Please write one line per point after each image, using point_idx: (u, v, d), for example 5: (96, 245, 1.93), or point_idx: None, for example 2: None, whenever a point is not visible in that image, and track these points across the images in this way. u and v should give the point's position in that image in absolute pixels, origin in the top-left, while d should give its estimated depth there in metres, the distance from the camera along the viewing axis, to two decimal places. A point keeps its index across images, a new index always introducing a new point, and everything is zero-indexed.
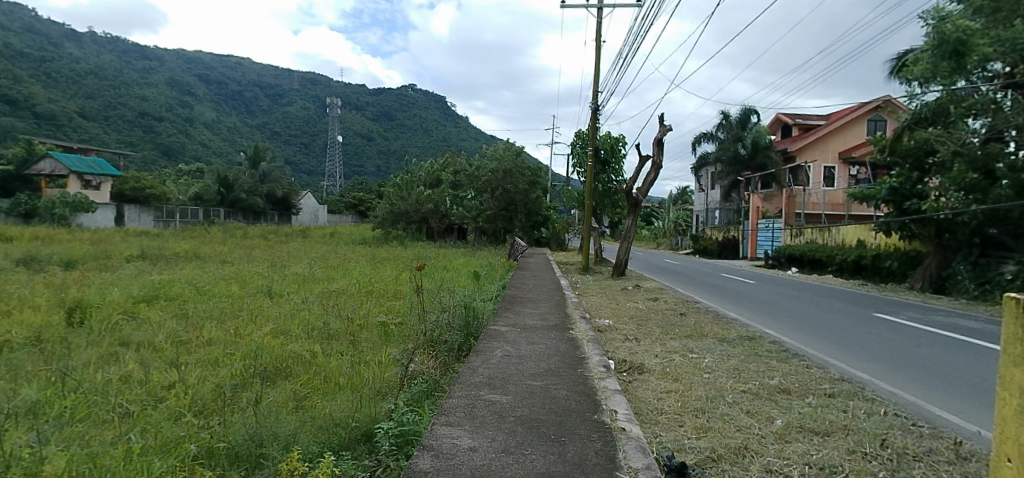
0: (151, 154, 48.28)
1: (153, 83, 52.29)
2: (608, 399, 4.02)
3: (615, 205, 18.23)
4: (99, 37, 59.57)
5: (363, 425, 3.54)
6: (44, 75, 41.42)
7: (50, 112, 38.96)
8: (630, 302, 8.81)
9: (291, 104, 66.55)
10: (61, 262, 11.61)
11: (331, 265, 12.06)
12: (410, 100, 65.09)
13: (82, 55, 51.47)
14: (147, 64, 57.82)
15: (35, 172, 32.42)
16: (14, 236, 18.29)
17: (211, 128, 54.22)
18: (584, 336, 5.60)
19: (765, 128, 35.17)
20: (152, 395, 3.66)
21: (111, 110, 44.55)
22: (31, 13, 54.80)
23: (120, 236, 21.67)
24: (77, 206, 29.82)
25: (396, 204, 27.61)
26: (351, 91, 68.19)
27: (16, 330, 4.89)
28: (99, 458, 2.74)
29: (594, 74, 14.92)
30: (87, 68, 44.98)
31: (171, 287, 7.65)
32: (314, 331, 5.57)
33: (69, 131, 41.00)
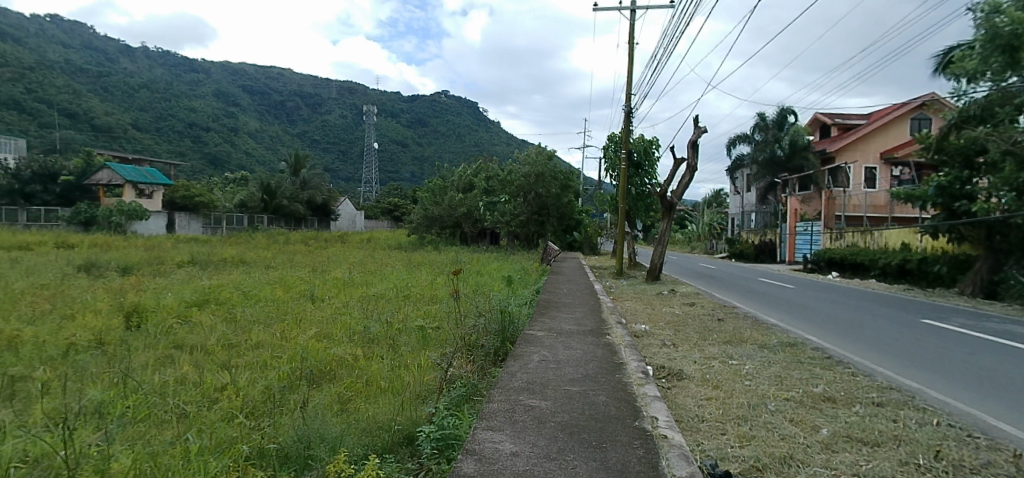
0: (199, 164, 50.59)
1: (200, 94, 55.05)
2: (648, 405, 3.98)
3: (649, 209, 18.08)
4: (150, 52, 63.20)
5: (406, 428, 3.59)
6: (101, 90, 45.41)
7: (107, 125, 42.65)
8: (667, 307, 8.71)
9: (329, 111, 67.52)
10: (118, 268, 12.04)
11: (369, 270, 12.13)
12: (442, 106, 65.44)
13: (135, 69, 54.48)
14: (195, 77, 60.52)
15: (93, 182, 34.10)
16: (75, 243, 19.20)
17: (256, 137, 56.17)
18: (621, 341, 5.53)
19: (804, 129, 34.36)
20: (207, 396, 3.79)
21: (163, 122, 47.83)
22: (89, 31, 58.79)
23: (172, 242, 22.47)
24: (132, 213, 30.85)
25: (430, 209, 28.06)
26: (385, 98, 69.42)
27: (80, 333, 5.09)
28: (161, 457, 2.90)
29: (627, 77, 14.79)
30: (140, 83, 48.64)
31: (220, 292, 7.86)
32: (356, 335, 5.67)
33: (123, 143, 43.66)
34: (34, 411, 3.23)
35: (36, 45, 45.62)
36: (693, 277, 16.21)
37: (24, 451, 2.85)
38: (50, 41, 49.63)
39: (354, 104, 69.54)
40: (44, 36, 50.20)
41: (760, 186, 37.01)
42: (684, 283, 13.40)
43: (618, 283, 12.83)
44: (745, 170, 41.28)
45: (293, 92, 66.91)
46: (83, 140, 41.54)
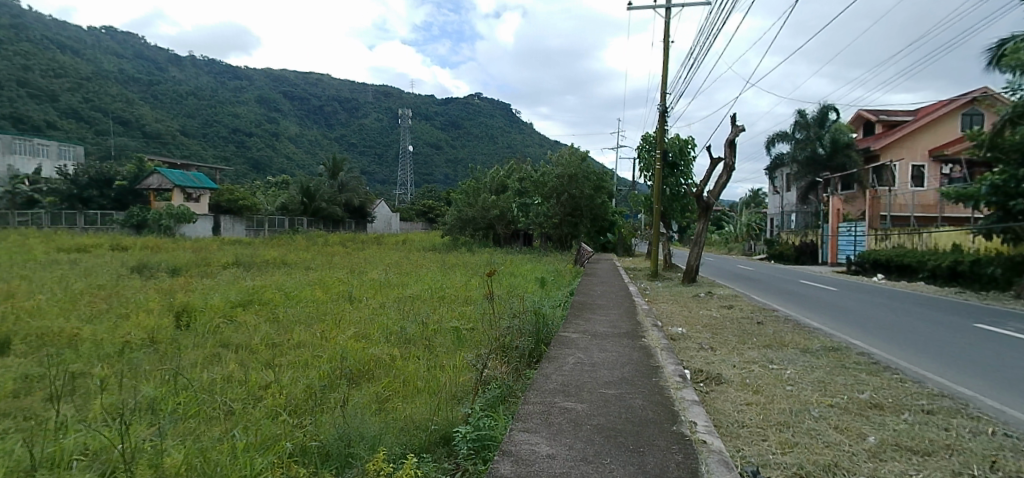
0: (242, 168, 52.59)
1: (244, 101, 57.60)
2: (686, 410, 3.91)
3: (685, 209, 17.80)
4: (198, 61, 66.78)
5: (442, 428, 3.62)
6: (151, 97, 49.40)
7: (157, 132, 45.67)
8: (704, 310, 8.57)
9: (365, 116, 68.90)
10: (168, 269, 12.57)
11: (404, 272, 12.31)
12: (475, 109, 65.98)
13: (183, 78, 57.81)
14: (239, 85, 63.35)
15: (144, 187, 35.35)
16: (128, 244, 20.24)
17: (295, 142, 58.12)
18: (658, 345, 5.45)
19: (847, 126, 33.33)
20: (252, 394, 3.90)
21: (209, 128, 50.38)
22: (144, 43, 62.91)
23: (216, 244, 23.21)
24: (181, 216, 31.98)
25: (463, 211, 28.26)
26: (419, 102, 70.78)
27: (134, 331, 5.32)
28: (210, 453, 3.00)
29: (662, 76, 14.54)
30: (188, 91, 52.31)
31: (263, 292, 8.09)
32: (392, 336, 5.75)
33: (172, 148, 46.07)
34: (94, 406, 3.39)
35: (95, 58, 50.92)
36: (731, 279, 15.89)
37: (84, 444, 2.99)
38: (108, 54, 54.75)
39: (390, 107, 71.57)
40: (102, 48, 55.27)
41: (801, 186, 35.83)
42: (722, 285, 13.14)
43: (653, 285, 12.68)
44: (785, 170, 40.06)
45: (331, 97, 68.87)
46: (135, 146, 44.18)
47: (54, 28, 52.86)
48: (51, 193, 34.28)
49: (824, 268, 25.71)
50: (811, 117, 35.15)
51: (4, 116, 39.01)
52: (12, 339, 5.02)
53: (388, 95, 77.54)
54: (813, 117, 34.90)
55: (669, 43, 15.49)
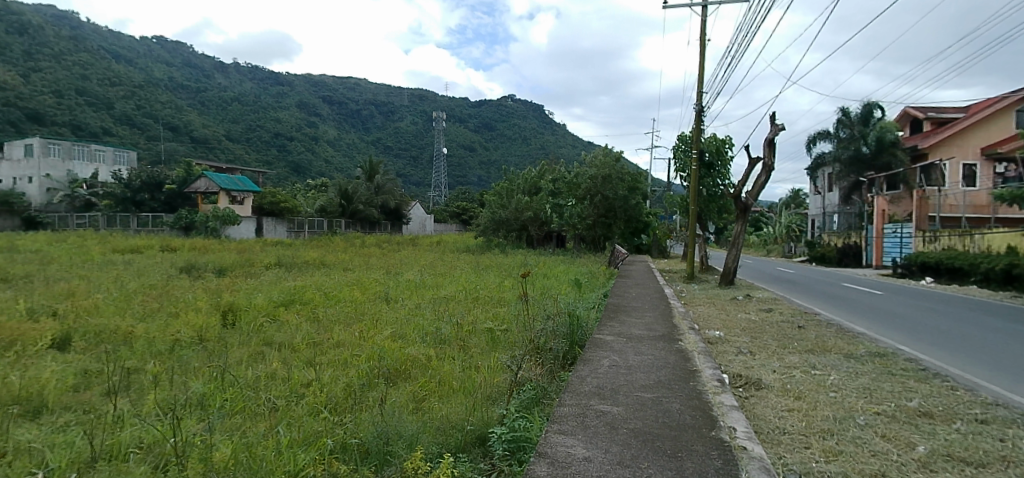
0: (284, 172, 54.35)
1: (286, 106, 60.00)
2: (725, 415, 3.82)
3: (722, 210, 17.42)
4: (242, 68, 70.08)
5: (478, 428, 3.63)
6: (198, 103, 52.68)
7: (204, 137, 48.02)
8: (742, 313, 8.37)
9: (402, 119, 70.47)
10: (215, 268, 13.09)
11: (438, 272, 12.71)
12: (508, 111, 66.90)
13: (228, 84, 61.98)
14: (281, 90, 65.87)
15: (193, 190, 36.27)
16: (181, 245, 21.24)
17: (334, 145, 59.68)
18: (695, 348, 5.35)
19: (893, 124, 31.94)
20: (294, 391, 4.00)
21: (252, 133, 52.63)
22: (193, 52, 66.59)
23: (261, 246, 24.00)
24: (227, 218, 32.41)
25: (497, 212, 28.15)
26: (453, 104, 72.03)
27: (184, 329, 5.53)
28: (256, 448, 3.10)
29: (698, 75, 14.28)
30: (234, 97, 55.56)
31: (304, 292, 8.31)
32: (428, 336, 5.82)
33: (217, 152, 48.14)
34: (147, 400, 3.54)
35: (147, 66, 55.03)
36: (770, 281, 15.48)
37: (140, 437, 3.12)
38: (158, 63, 58.45)
39: (424, 110, 73.07)
40: (153, 57, 59.30)
41: (843, 186, 34.54)
42: (761, 288, 12.83)
43: (690, 288, 12.48)
44: (827, 169, 38.78)
45: (368, 101, 70.84)
46: (183, 151, 46.48)
47: (112, 41, 56.97)
48: (108, 196, 35.98)
49: (867, 271, 24.77)
50: (855, 115, 33.73)
51: (64, 123, 41.83)
52: (74, 335, 5.29)
53: (423, 98, 78.93)
54: (857, 115, 33.47)
55: (706, 42, 15.18)
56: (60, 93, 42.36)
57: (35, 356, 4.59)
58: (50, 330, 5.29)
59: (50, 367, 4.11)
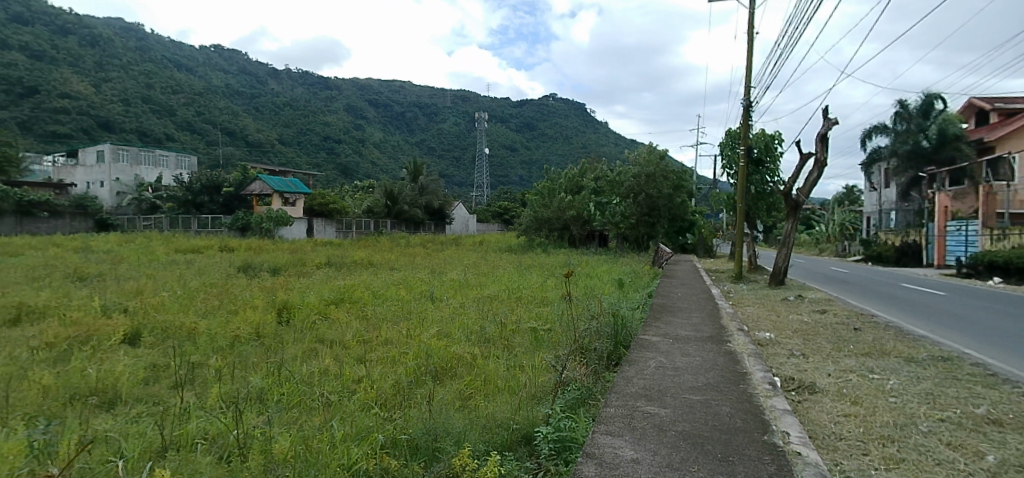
0: (333, 174, 55.09)
1: (335, 109, 63.09)
2: (778, 420, 3.69)
3: (771, 208, 16.85)
4: (293, 73, 73.45)
5: (523, 428, 3.63)
6: (253, 109, 55.72)
7: (258, 141, 50.51)
8: (794, 315, 8.08)
9: (445, 121, 72.18)
10: (270, 268, 13.56)
11: (482, 272, 12.73)
12: (551, 110, 69.30)
13: (279, 90, 65.26)
14: (330, 94, 68.65)
15: (248, 193, 36.29)
16: (238, 245, 22.11)
17: (379, 147, 61.65)
18: (745, 350, 5.20)
19: (957, 116, 30.24)
20: (346, 387, 4.11)
21: (303, 137, 54.93)
22: (247, 60, 70.34)
23: (311, 245, 24.71)
24: (280, 219, 33.14)
25: (539, 211, 28.14)
26: (495, 104, 73.83)
27: (243, 326, 5.75)
28: (312, 441, 3.21)
29: (746, 69, 13.89)
30: (286, 102, 58.23)
31: (353, 291, 8.50)
32: (473, 334, 5.87)
33: (270, 155, 50.40)
34: (211, 393, 3.71)
35: (206, 75, 58.94)
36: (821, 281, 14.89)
37: (204, 428, 3.27)
38: (215, 71, 62.11)
39: (467, 112, 74.80)
40: (211, 65, 63.11)
41: (901, 182, 32.81)
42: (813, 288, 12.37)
43: (738, 288, 12.13)
44: (883, 164, 37.13)
45: (412, 104, 73.54)
46: (239, 155, 48.85)
47: (174, 52, 60.92)
48: (170, 200, 36.69)
49: (928, 271, 23.37)
50: (914, 108, 31.95)
51: (131, 130, 44.66)
52: (142, 330, 5.59)
53: (466, 99, 80.60)
54: (915, 107, 31.66)
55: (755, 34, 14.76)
56: (128, 101, 45.71)
57: (109, 350, 4.87)
58: (122, 325, 5.61)
59: (123, 361, 4.36)
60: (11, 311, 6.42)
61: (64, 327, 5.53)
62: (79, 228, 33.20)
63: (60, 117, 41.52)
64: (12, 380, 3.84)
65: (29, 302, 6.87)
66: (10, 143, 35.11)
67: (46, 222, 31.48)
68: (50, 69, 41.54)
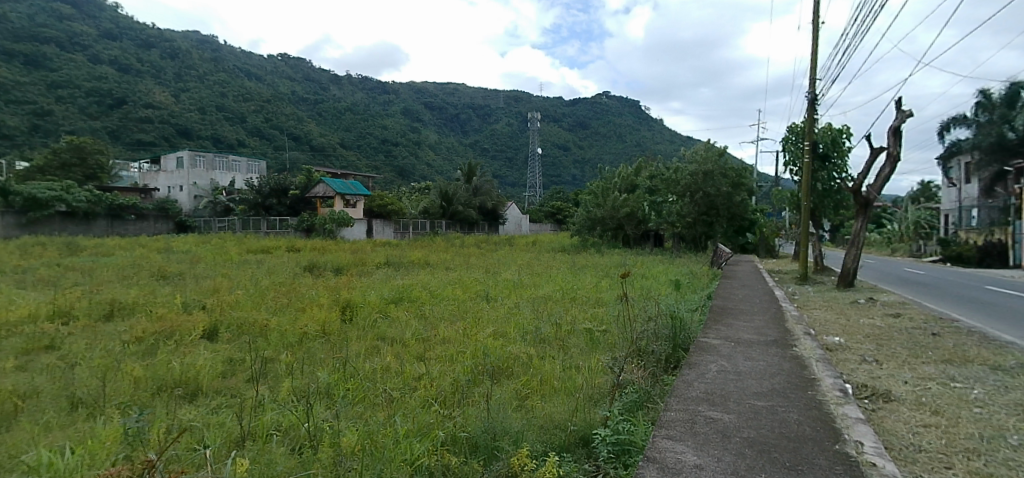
0: (391, 176, 55.89)
1: (392, 113, 65.96)
2: (850, 428, 3.49)
3: (838, 206, 16.00)
4: (353, 78, 76.66)
5: (581, 429, 3.59)
6: (317, 114, 58.81)
7: (322, 145, 53.05)
8: (865, 319, 7.66)
9: (498, 121, 73.51)
10: (333, 268, 14.05)
11: (536, 272, 12.72)
12: (603, 108, 70.88)
13: (342, 95, 68.52)
14: (388, 99, 71.45)
15: (313, 196, 37.42)
16: (303, 246, 23.00)
17: (435, 148, 63.52)
18: (813, 355, 4.96)
19: None
20: (407, 384, 4.22)
21: (362, 140, 57.28)
22: (311, 66, 73.75)
23: (371, 246, 25.54)
24: (342, 220, 33.86)
25: (592, 211, 27.51)
26: (548, 105, 75.65)
27: (310, 323, 5.99)
28: (376, 436, 3.28)
29: (811, 61, 13.28)
30: (346, 107, 61.14)
31: (411, 290, 8.66)
32: (528, 335, 5.89)
33: (332, 159, 52.68)
34: (283, 387, 3.90)
35: (274, 83, 62.18)
36: (896, 284, 14.06)
37: (278, 421, 3.43)
38: (283, 78, 65.64)
39: (519, 111, 76.09)
40: (278, 73, 66.89)
41: (985, 176, 30.95)
42: (886, 291, 11.68)
43: (802, 290, 11.60)
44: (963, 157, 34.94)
45: (466, 105, 75.73)
46: (304, 158, 51.23)
47: (245, 61, 65.02)
48: (242, 202, 38.02)
49: (1010, 271, 22.26)
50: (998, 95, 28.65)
51: (206, 137, 47.45)
52: (219, 326, 5.91)
53: (518, 100, 81.90)
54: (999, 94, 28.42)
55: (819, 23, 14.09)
56: (203, 109, 49.21)
57: (190, 344, 5.20)
58: (200, 321, 5.96)
59: (204, 355, 4.64)
60: (105, 307, 6.95)
61: (151, 322, 5.94)
62: (161, 229, 34.72)
63: (144, 126, 44.62)
64: (107, 372, 4.15)
65: (119, 299, 7.41)
66: (103, 151, 37.72)
67: (133, 224, 33.00)
68: (136, 81, 45.47)
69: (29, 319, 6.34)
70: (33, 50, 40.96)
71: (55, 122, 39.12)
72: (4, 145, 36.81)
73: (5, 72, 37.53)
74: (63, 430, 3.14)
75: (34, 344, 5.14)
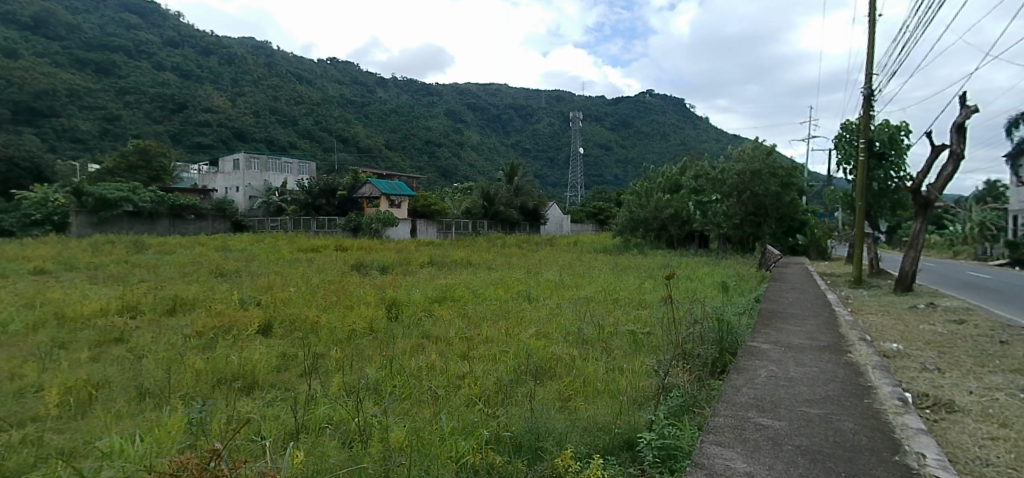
0: (434, 176, 56.69)
1: (436, 115, 67.25)
2: (911, 439, 3.33)
3: (893, 206, 15.29)
4: (399, 81, 78.46)
5: (626, 432, 3.54)
6: (364, 117, 60.50)
7: (368, 146, 54.37)
8: (926, 325, 7.28)
9: (539, 121, 73.76)
10: (379, 266, 14.34)
11: (578, 273, 12.63)
12: (646, 107, 70.34)
13: (387, 97, 70.24)
14: (432, 101, 72.95)
15: (360, 196, 38.44)
16: (348, 244, 23.47)
17: (477, 149, 64.22)
18: (869, 362, 4.76)
19: None
20: (451, 383, 4.27)
21: (406, 141, 58.55)
22: (359, 69, 75.67)
23: (416, 245, 25.89)
24: (388, 221, 34.47)
25: (635, 211, 27.05)
26: (590, 104, 75.53)
27: (358, 320, 6.15)
28: (422, 433, 3.33)
29: (867, 54, 12.76)
30: (391, 109, 62.59)
31: (454, 290, 8.76)
32: (570, 335, 5.88)
33: (378, 160, 53.94)
34: (334, 383, 4.03)
35: (324, 85, 63.97)
36: (958, 288, 13.37)
37: (330, 414, 3.53)
38: (332, 81, 67.75)
39: (562, 111, 76.04)
40: (327, 76, 68.99)
41: None
42: (948, 296, 11.10)
43: (857, 293, 11.14)
44: None
45: (508, 106, 76.33)
46: (352, 160, 52.47)
47: (297, 65, 67.49)
48: (294, 202, 38.84)
49: None
50: None
51: (260, 139, 49.32)
52: (273, 322, 6.13)
53: (559, 100, 81.92)
54: None
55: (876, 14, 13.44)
56: (258, 113, 51.37)
57: (246, 339, 5.42)
58: (256, 316, 6.21)
59: (259, 349, 4.83)
60: (168, 302, 7.31)
61: (210, 317, 6.21)
62: (219, 229, 35.97)
63: (203, 130, 46.80)
64: (172, 364, 4.36)
65: (182, 295, 7.77)
66: (167, 154, 39.41)
67: (193, 223, 34.31)
68: (195, 87, 47.92)
69: (100, 312, 6.73)
70: (104, 58, 43.79)
71: (123, 127, 41.56)
72: (78, 149, 39.16)
73: (81, 79, 40.24)
74: (132, 419, 3.32)
75: (106, 336, 5.46)
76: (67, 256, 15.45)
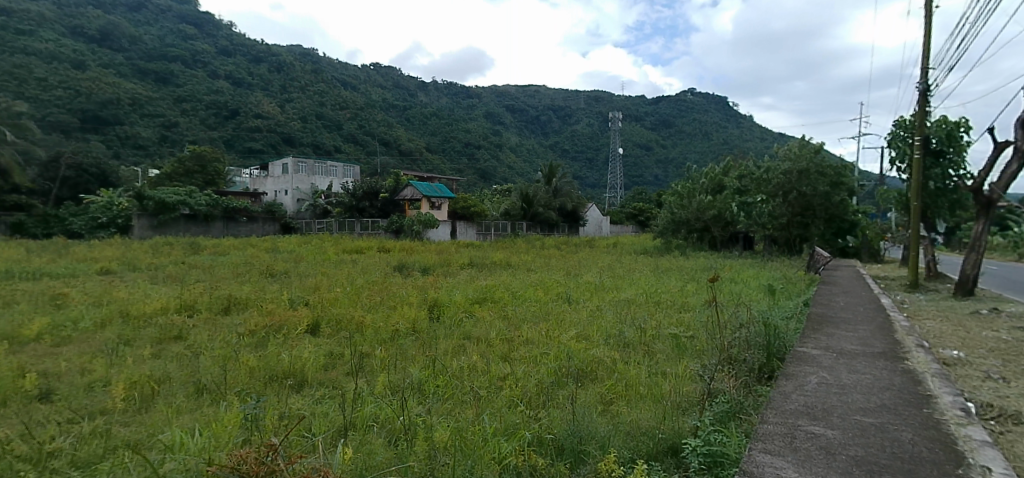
0: (473, 178, 57.03)
1: (475, 117, 68.00)
2: (976, 452, 3.16)
3: (949, 205, 14.57)
4: (439, 85, 79.72)
5: (669, 438, 3.47)
6: (405, 120, 61.60)
7: (409, 149, 55.20)
8: (990, 332, 6.90)
9: (578, 122, 73.55)
10: (421, 267, 14.58)
11: (619, 275, 12.54)
12: (688, 106, 69.14)
13: (428, 100, 71.45)
14: (472, 104, 73.79)
15: (401, 198, 39.15)
16: (391, 246, 24.00)
17: (515, 150, 64.48)
18: (927, 370, 4.56)
19: None
20: (493, 383, 4.30)
21: (446, 144, 59.32)
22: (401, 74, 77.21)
23: (458, 248, 26.29)
24: (429, 222, 34.94)
25: (676, 212, 26.52)
26: (630, 105, 74.81)
27: (401, 320, 6.27)
28: (464, 433, 3.36)
29: (923, 47, 12.22)
30: (432, 113, 63.51)
31: (493, 291, 8.83)
32: (612, 338, 5.84)
33: (419, 163, 54.69)
34: (379, 381, 4.11)
35: (367, 90, 65.51)
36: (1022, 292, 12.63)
37: (377, 413, 3.61)
38: (375, 86, 69.38)
39: (600, 112, 75.50)
40: (370, 81, 70.66)
41: None
42: (1013, 301, 10.50)
43: (912, 297, 10.66)
44: None
45: (547, 107, 76.43)
46: (394, 163, 52.92)
47: (342, 71, 69.47)
48: (338, 205, 39.25)
49: None
50: None
51: (307, 143, 50.53)
52: (320, 321, 6.31)
53: (598, 100, 81.45)
54: None
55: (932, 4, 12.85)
56: (305, 118, 53.07)
57: (296, 338, 5.60)
58: (304, 316, 6.40)
59: (308, 348, 4.98)
60: (222, 302, 7.60)
61: (261, 316, 6.45)
62: (268, 230, 37.10)
63: (254, 135, 48.55)
64: (226, 361, 4.53)
65: (235, 295, 8.06)
66: (220, 159, 40.91)
67: (245, 225, 35.43)
68: (247, 94, 50.01)
69: (161, 310, 7.06)
70: (163, 68, 46.26)
71: (180, 133, 42.94)
72: (140, 155, 41.11)
73: (141, 89, 42.43)
74: (191, 413, 3.46)
75: (166, 333, 5.72)
76: (133, 257, 16.37)
